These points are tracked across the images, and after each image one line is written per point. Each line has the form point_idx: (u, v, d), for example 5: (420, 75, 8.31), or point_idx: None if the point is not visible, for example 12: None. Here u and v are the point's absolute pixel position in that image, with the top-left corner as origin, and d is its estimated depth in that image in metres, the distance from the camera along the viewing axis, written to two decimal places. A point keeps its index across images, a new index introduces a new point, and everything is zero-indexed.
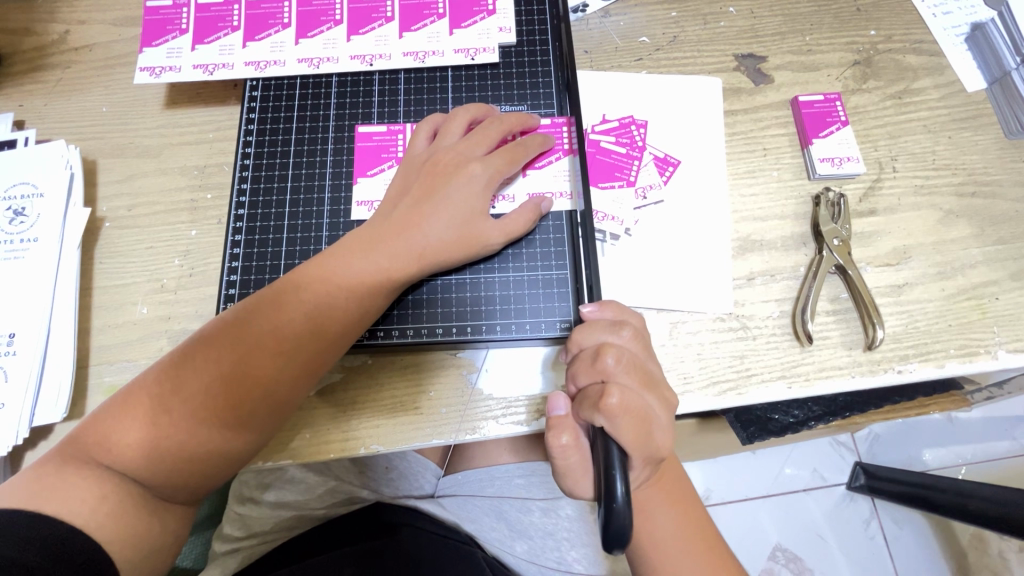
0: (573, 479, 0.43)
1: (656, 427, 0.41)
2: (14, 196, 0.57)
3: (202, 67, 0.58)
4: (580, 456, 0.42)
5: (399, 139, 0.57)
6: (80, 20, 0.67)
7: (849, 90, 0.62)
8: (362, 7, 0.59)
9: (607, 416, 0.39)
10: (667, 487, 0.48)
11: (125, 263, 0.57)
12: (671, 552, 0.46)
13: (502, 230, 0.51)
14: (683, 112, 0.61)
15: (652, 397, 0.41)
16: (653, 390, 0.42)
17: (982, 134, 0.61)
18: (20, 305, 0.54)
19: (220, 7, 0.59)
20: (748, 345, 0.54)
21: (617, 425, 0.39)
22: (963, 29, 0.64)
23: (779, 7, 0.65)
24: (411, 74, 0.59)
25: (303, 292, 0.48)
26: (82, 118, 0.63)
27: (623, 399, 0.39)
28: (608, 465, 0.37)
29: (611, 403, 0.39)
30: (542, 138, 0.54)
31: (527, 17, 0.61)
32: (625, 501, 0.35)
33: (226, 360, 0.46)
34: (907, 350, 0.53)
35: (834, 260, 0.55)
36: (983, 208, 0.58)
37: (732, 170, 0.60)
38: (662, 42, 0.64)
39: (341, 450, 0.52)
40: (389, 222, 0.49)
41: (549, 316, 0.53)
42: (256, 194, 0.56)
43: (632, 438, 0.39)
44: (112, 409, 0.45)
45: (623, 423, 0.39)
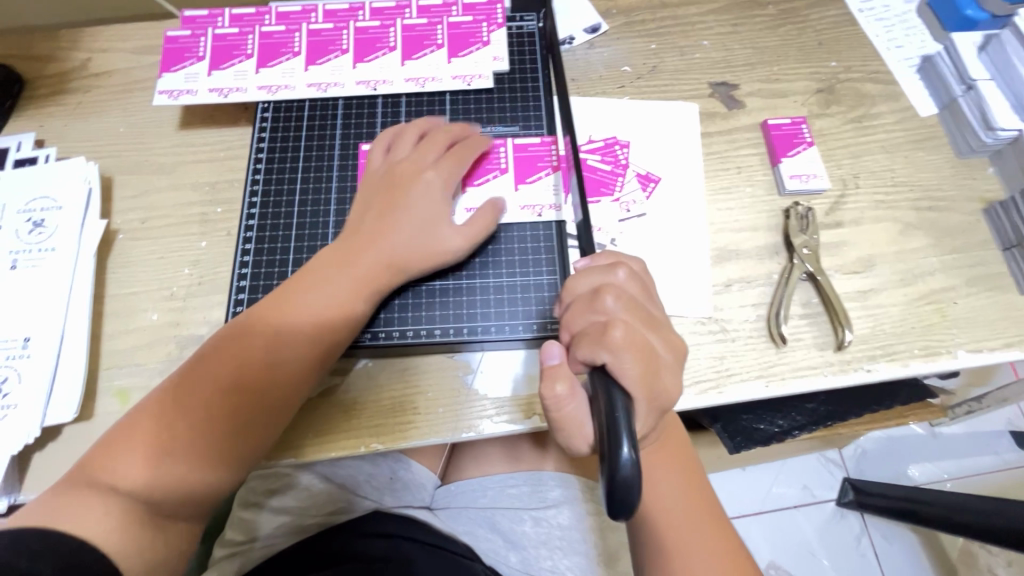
0: (570, 431, 0.43)
1: (662, 365, 0.43)
2: (34, 208, 0.60)
3: (217, 90, 0.62)
4: (577, 405, 0.42)
5: None
6: (101, 48, 0.71)
7: (813, 114, 0.68)
8: (367, 37, 0.64)
9: (610, 350, 0.40)
10: (668, 451, 0.52)
11: (137, 272, 0.60)
12: (674, 514, 0.50)
13: (465, 234, 0.54)
14: (663, 134, 0.66)
15: (652, 334, 0.43)
16: (653, 329, 0.44)
17: (935, 154, 0.66)
18: (35, 311, 0.56)
19: (235, 36, 0.64)
20: (726, 346, 0.57)
21: (620, 358, 0.40)
22: (915, 61, 0.71)
23: (748, 41, 0.72)
24: (412, 98, 0.64)
25: (285, 306, 0.51)
26: (101, 138, 0.67)
27: (626, 336, 0.41)
28: (615, 429, 0.35)
29: (615, 340, 0.41)
30: (480, 141, 0.59)
31: (519, 49, 0.67)
32: (631, 463, 0.34)
33: (222, 374, 0.48)
34: (874, 351, 0.57)
35: (804, 268, 0.60)
36: (939, 221, 0.63)
37: (708, 187, 0.64)
38: (642, 71, 0.70)
39: (342, 450, 0.54)
40: (359, 235, 0.53)
41: (540, 317, 0.56)
42: (266, 207, 0.60)
43: (635, 370, 0.40)
44: (117, 434, 0.47)
45: (627, 357, 0.40)
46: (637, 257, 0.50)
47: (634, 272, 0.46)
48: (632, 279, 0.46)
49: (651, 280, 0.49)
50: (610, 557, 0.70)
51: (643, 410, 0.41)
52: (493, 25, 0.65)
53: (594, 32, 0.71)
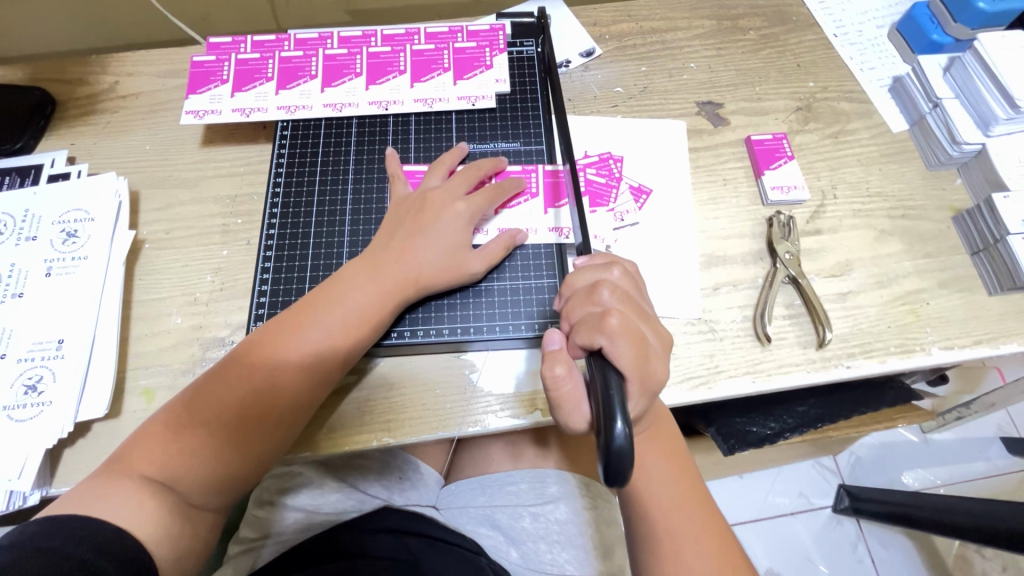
0: (567, 409, 0.46)
1: (653, 353, 0.46)
2: (67, 220, 0.64)
3: (240, 111, 0.67)
4: (574, 384, 0.46)
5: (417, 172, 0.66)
6: (129, 72, 0.76)
7: (793, 130, 0.73)
8: (379, 61, 0.69)
9: (607, 334, 0.44)
10: (662, 446, 0.56)
11: (162, 279, 0.64)
12: (664, 500, 0.54)
13: (485, 258, 0.59)
14: (654, 150, 0.71)
15: (645, 326, 0.47)
16: (645, 320, 0.48)
17: (907, 166, 0.71)
18: (67, 315, 0.60)
19: (257, 61, 0.69)
20: (715, 345, 0.61)
21: (617, 343, 0.44)
22: (886, 81, 0.76)
23: (732, 63, 0.77)
24: (420, 117, 0.69)
25: (315, 314, 0.54)
26: (128, 155, 0.71)
27: (623, 322, 0.45)
28: (610, 404, 0.39)
29: (613, 325, 0.44)
30: (513, 179, 0.63)
31: (520, 72, 0.72)
32: (626, 434, 0.37)
33: (251, 376, 0.52)
34: (853, 348, 0.61)
35: (787, 271, 0.64)
36: (912, 228, 0.68)
37: (697, 198, 0.69)
38: (634, 91, 0.75)
39: (358, 443, 0.57)
40: (387, 251, 0.57)
41: (542, 318, 0.61)
42: (285, 218, 0.64)
43: (630, 354, 0.44)
44: (153, 425, 0.51)
45: (623, 342, 0.44)
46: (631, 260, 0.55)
47: (628, 271, 0.51)
48: (626, 277, 0.50)
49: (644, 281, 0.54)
50: (606, 550, 0.72)
51: (637, 392, 0.44)
52: (495, 51, 0.70)
53: (588, 56, 0.77)
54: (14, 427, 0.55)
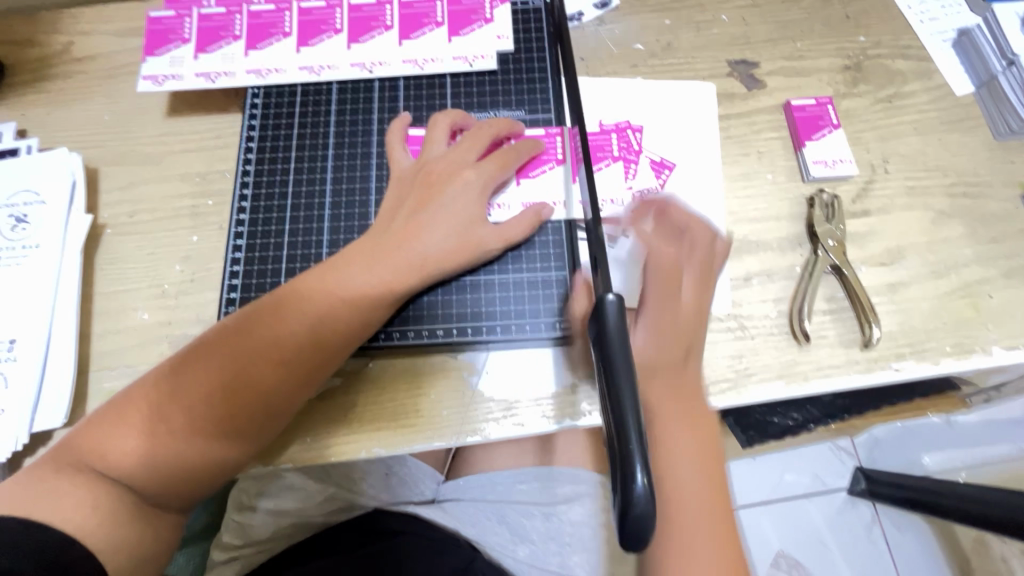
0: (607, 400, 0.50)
1: (686, 352, 0.46)
2: (16, 203, 0.57)
3: (204, 75, 0.59)
4: None
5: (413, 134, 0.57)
6: (83, 31, 0.68)
7: (840, 94, 0.64)
8: (362, 16, 0.60)
9: (640, 337, 0.46)
10: (691, 410, 0.45)
11: (126, 269, 0.57)
12: (686, 496, 0.43)
13: (503, 235, 0.51)
14: (679, 118, 0.62)
15: (677, 325, 0.46)
16: (676, 318, 0.47)
17: (971, 136, 0.62)
18: (20, 312, 0.54)
19: (222, 17, 0.60)
20: (746, 345, 0.54)
21: (650, 344, 0.46)
22: (950, 35, 0.66)
23: (770, 15, 0.67)
24: (410, 81, 0.60)
25: (305, 302, 0.47)
26: (85, 127, 0.63)
27: (654, 326, 0.46)
28: (625, 453, 0.31)
29: (643, 326, 0.46)
30: (532, 142, 0.55)
31: (524, 26, 0.63)
32: (646, 490, 0.30)
33: (226, 369, 0.45)
34: (903, 348, 0.54)
35: (829, 260, 0.56)
36: (974, 208, 0.59)
37: (727, 174, 0.61)
38: (656, 49, 0.65)
39: (342, 454, 0.52)
40: (389, 230, 0.50)
41: (550, 316, 0.54)
42: (258, 198, 0.56)
43: (664, 354, 0.46)
44: (111, 414, 0.44)
45: (658, 344, 0.46)
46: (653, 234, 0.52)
47: (650, 263, 0.49)
48: (650, 270, 0.48)
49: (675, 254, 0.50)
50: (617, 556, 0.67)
51: (677, 395, 0.45)
52: (496, 1, 0.60)
53: (604, 8, 0.67)
54: None
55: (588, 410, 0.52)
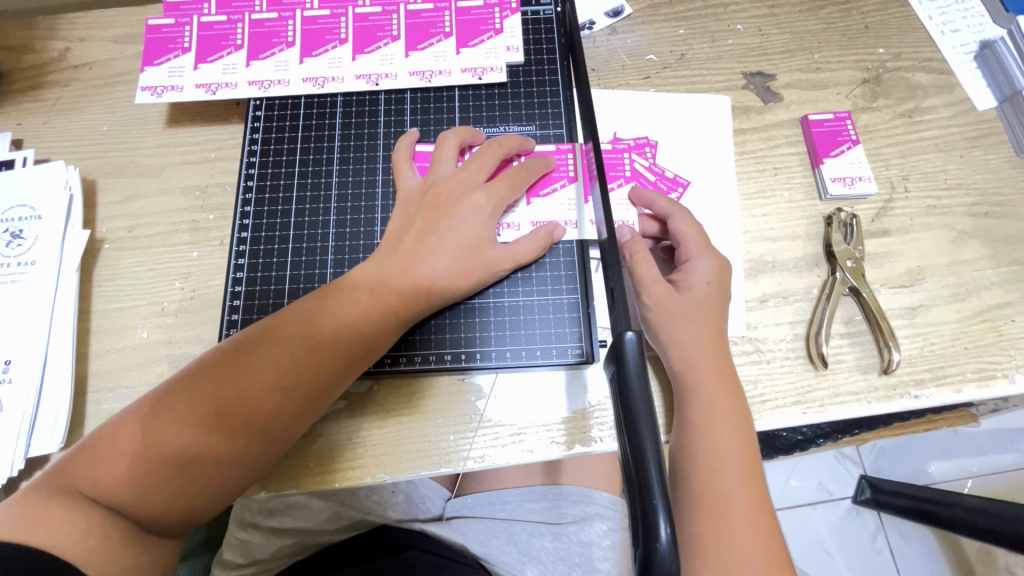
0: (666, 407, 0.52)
1: (708, 353, 0.48)
2: (12, 218, 0.56)
3: (205, 86, 0.57)
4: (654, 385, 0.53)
5: (420, 151, 0.55)
6: (80, 37, 0.66)
7: (859, 108, 0.62)
8: (368, 25, 0.58)
9: (665, 353, 0.49)
10: (731, 392, 0.47)
11: (125, 285, 0.56)
12: (722, 480, 0.45)
13: (512, 256, 0.50)
14: (693, 133, 0.60)
15: (694, 332, 0.48)
16: (694, 326, 0.48)
17: (993, 153, 0.60)
18: (15, 331, 0.52)
19: (223, 25, 0.58)
20: (761, 369, 0.53)
21: (676, 360, 0.48)
22: (972, 47, 0.64)
23: (787, 25, 0.65)
24: (417, 93, 0.58)
25: (308, 325, 0.46)
26: (82, 137, 0.62)
27: (675, 341, 0.48)
28: (647, 501, 0.30)
29: (665, 343, 0.49)
30: (543, 160, 0.53)
31: (535, 36, 0.61)
32: (671, 545, 0.29)
33: (224, 393, 0.43)
34: (923, 374, 0.53)
35: (847, 282, 0.54)
36: (996, 228, 0.57)
37: (742, 191, 0.59)
38: (669, 60, 0.64)
39: (346, 481, 0.50)
40: (395, 251, 0.48)
41: (560, 341, 0.52)
42: (261, 215, 0.55)
43: (689, 366, 0.48)
44: (104, 438, 0.42)
45: (682, 358, 0.48)
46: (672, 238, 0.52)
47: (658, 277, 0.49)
48: (657, 285, 0.49)
49: (688, 258, 0.51)
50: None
51: (706, 395, 0.47)
52: (506, 10, 0.59)
53: (616, 16, 0.65)
54: None
55: (599, 436, 0.51)
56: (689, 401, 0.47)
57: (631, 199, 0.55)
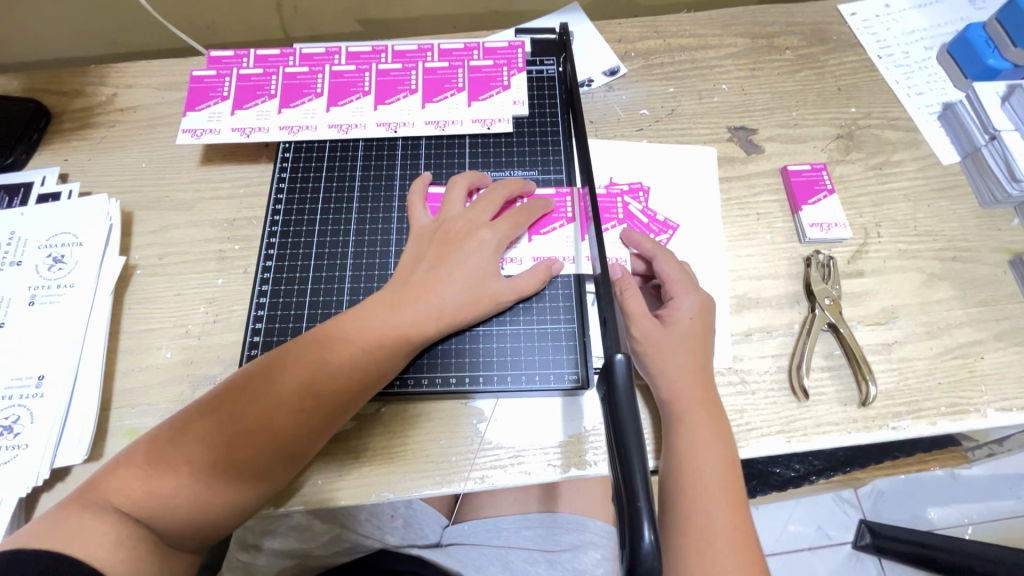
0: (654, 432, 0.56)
1: (693, 383, 0.51)
2: (55, 244, 0.60)
3: (240, 130, 0.63)
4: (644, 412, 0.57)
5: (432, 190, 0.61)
6: (127, 84, 0.73)
7: (834, 161, 0.68)
8: (389, 79, 0.65)
9: (654, 382, 0.53)
10: (715, 421, 0.51)
11: (153, 308, 0.60)
12: (707, 502, 0.47)
13: (516, 288, 0.54)
14: (682, 180, 0.66)
15: (680, 363, 0.52)
16: (680, 357, 0.52)
17: (959, 204, 0.65)
18: (49, 348, 0.56)
19: (259, 77, 0.65)
20: (747, 399, 0.56)
21: (665, 389, 0.52)
22: (936, 108, 0.71)
23: (767, 85, 0.72)
24: (431, 140, 0.64)
25: (326, 351, 0.49)
26: (123, 173, 0.67)
27: (664, 372, 0.52)
28: (633, 509, 0.34)
29: (656, 373, 0.52)
30: (544, 201, 0.58)
31: (539, 92, 0.67)
32: (653, 547, 0.32)
33: (247, 413, 0.47)
34: (900, 407, 0.56)
35: (826, 318, 0.58)
36: (964, 272, 0.62)
37: (727, 233, 0.64)
38: (661, 114, 0.70)
39: (351, 498, 0.53)
40: (408, 284, 0.53)
41: (558, 367, 0.56)
42: (284, 247, 0.60)
43: (676, 395, 0.51)
44: (137, 453, 0.46)
45: (669, 387, 0.52)
46: (659, 275, 0.56)
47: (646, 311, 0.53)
48: (646, 319, 0.53)
49: (675, 294, 0.55)
50: None
51: (692, 423, 0.50)
52: (514, 69, 0.66)
53: (612, 75, 0.72)
54: None
55: (594, 460, 0.54)
56: (675, 429, 0.51)
57: (623, 240, 0.60)
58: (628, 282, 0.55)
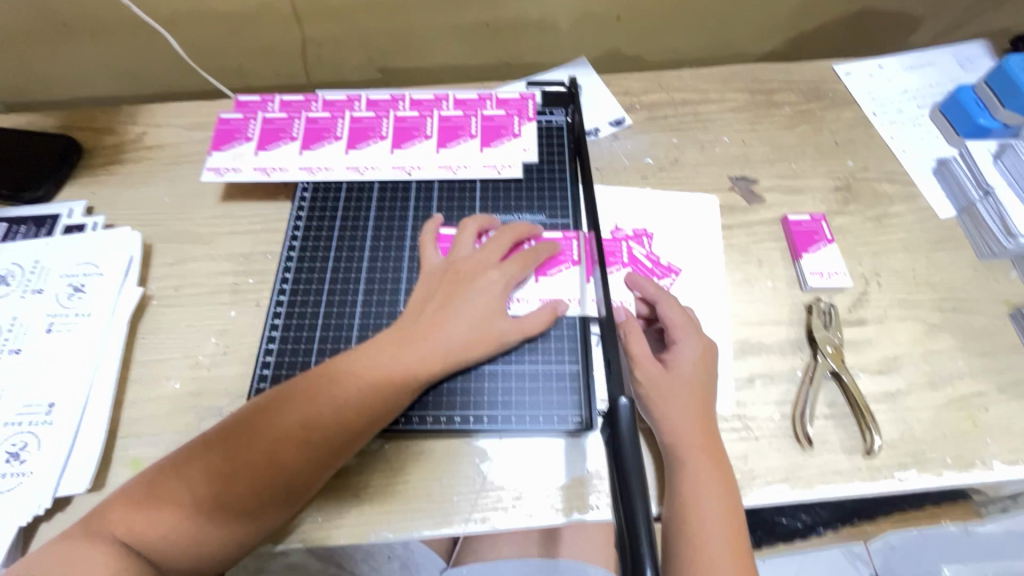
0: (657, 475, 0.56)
1: (695, 428, 0.52)
2: (76, 273, 0.62)
3: (261, 169, 0.66)
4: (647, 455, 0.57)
5: (443, 232, 0.63)
6: (157, 123, 0.77)
7: (832, 211, 0.70)
8: (406, 126, 0.68)
9: (655, 426, 0.53)
10: (717, 468, 0.50)
11: (165, 338, 0.61)
12: (710, 548, 0.47)
13: (522, 328, 0.55)
14: (685, 227, 0.68)
15: (682, 407, 0.52)
16: (681, 400, 0.52)
17: (956, 255, 0.67)
18: (61, 375, 0.57)
19: (283, 120, 0.69)
20: (750, 446, 0.56)
21: (666, 433, 0.52)
22: (930, 163, 0.73)
23: (767, 138, 0.75)
24: (444, 184, 0.67)
25: (335, 386, 0.50)
26: (146, 207, 0.70)
27: (666, 415, 0.52)
28: (636, 557, 0.33)
29: (657, 417, 0.53)
30: (550, 244, 0.60)
31: (548, 141, 0.71)
32: None
33: (253, 446, 0.47)
34: (905, 458, 0.55)
35: (828, 365, 0.59)
36: (964, 322, 0.63)
37: (730, 279, 0.65)
38: (664, 163, 0.73)
39: (350, 536, 0.52)
40: (417, 322, 0.54)
41: (562, 408, 0.56)
42: (298, 282, 0.61)
43: (679, 439, 0.51)
44: (144, 484, 0.46)
45: (671, 431, 0.52)
46: (663, 319, 0.57)
47: (648, 353, 0.54)
48: (648, 362, 0.54)
49: (678, 339, 0.56)
50: None
51: (694, 467, 0.50)
52: (524, 119, 0.69)
53: (618, 125, 0.75)
54: None
55: (596, 504, 0.53)
56: (678, 474, 0.50)
57: (626, 283, 0.61)
58: (632, 326, 0.56)
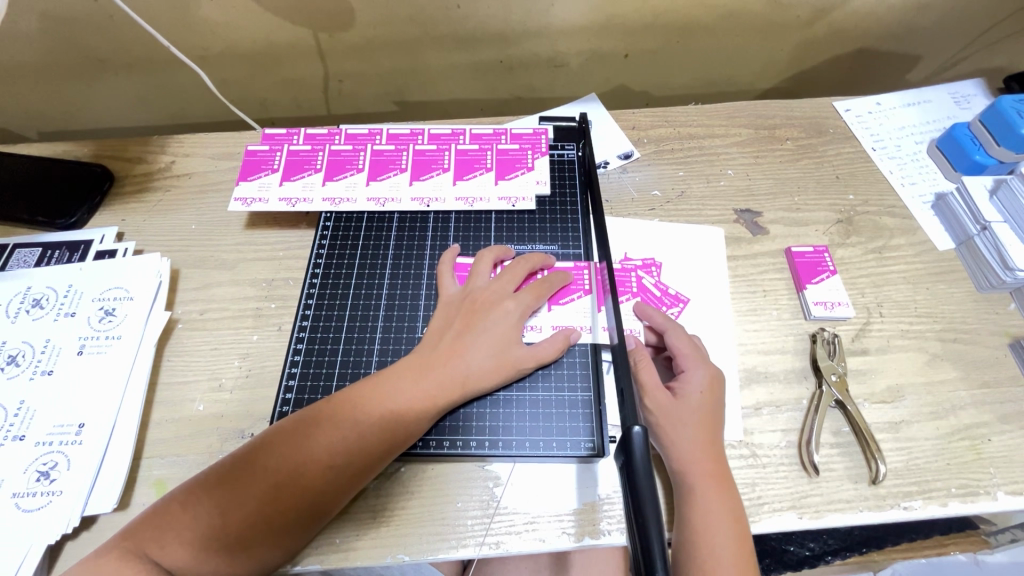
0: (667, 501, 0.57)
1: (703, 455, 0.53)
2: (107, 297, 0.65)
3: (286, 200, 0.69)
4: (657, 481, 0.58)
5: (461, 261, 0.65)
6: (185, 153, 0.80)
7: (835, 243, 0.72)
8: (424, 159, 0.72)
9: (665, 453, 0.54)
10: (725, 495, 0.52)
11: (190, 361, 0.64)
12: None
13: (536, 356, 0.57)
14: (692, 258, 0.70)
15: (690, 435, 0.54)
16: (690, 427, 0.54)
17: (956, 287, 0.69)
18: (91, 396, 0.59)
19: (307, 153, 0.72)
20: (758, 473, 0.57)
21: (675, 460, 0.54)
22: (929, 198, 0.76)
23: (770, 171, 0.78)
24: (460, 215, 0.70)
25: (357, 411, 0.52)
26: (174, 234, 0.73)
27: (674, 443, 0.54)
28: None
29: (666, 444, 0.54)
30: (563, 274, 0.63)
31: (560, 174, 0.74)
32: None
33: (280, 469, 0.49)
34: (910, 487, 0.56)
35: (833, 395, 0.61)
36: (965, 353, 0.64)
37: (736, 308, 0.67)
38: (671, 195, 0.76)
39: (367, 558, 0.53)
40: (437, 349, 0.56)
41: (574, 434, 0.58)
42: (320, 308, 0.64)
43: (687, 467, 0.53)
44: (174, 505, 0.47)
45: (681, 458, 0.53)
46: (670, 348, 0.60)
47: (656, 382, 0.56)
48: (656, 390, 0.56)
49: (686, 368, 0.58)
50: None
51: (703, 494, 0.51)
52: (537, 153, 0.72)
53: (626, 158, 0.79)
54: (18, 517, 0.53)
55: (608, 529, 0.54)
56: (687, 500, 0.52)
57: (636, 312, 0.63)
58: (642, 355, 0.58)
